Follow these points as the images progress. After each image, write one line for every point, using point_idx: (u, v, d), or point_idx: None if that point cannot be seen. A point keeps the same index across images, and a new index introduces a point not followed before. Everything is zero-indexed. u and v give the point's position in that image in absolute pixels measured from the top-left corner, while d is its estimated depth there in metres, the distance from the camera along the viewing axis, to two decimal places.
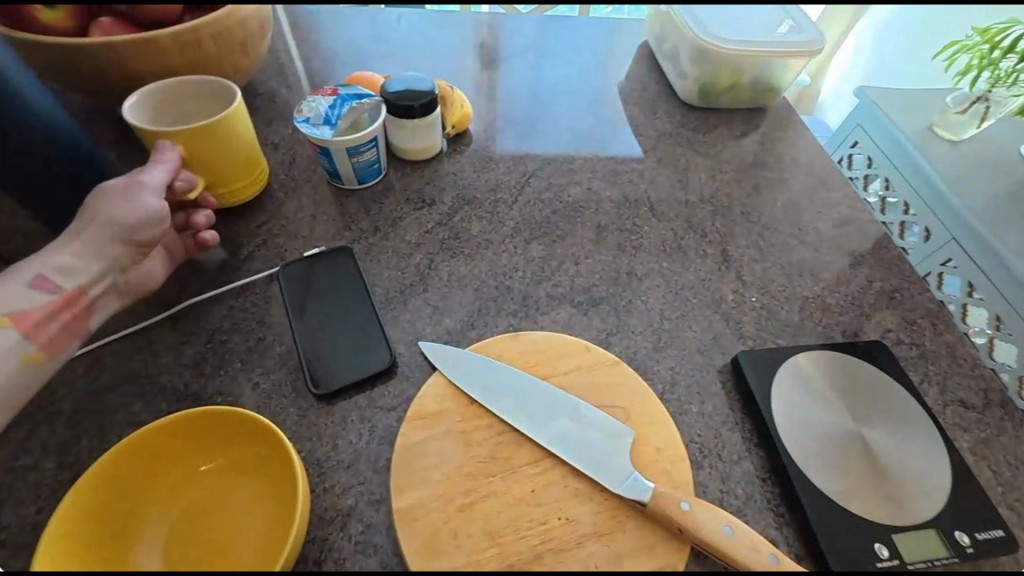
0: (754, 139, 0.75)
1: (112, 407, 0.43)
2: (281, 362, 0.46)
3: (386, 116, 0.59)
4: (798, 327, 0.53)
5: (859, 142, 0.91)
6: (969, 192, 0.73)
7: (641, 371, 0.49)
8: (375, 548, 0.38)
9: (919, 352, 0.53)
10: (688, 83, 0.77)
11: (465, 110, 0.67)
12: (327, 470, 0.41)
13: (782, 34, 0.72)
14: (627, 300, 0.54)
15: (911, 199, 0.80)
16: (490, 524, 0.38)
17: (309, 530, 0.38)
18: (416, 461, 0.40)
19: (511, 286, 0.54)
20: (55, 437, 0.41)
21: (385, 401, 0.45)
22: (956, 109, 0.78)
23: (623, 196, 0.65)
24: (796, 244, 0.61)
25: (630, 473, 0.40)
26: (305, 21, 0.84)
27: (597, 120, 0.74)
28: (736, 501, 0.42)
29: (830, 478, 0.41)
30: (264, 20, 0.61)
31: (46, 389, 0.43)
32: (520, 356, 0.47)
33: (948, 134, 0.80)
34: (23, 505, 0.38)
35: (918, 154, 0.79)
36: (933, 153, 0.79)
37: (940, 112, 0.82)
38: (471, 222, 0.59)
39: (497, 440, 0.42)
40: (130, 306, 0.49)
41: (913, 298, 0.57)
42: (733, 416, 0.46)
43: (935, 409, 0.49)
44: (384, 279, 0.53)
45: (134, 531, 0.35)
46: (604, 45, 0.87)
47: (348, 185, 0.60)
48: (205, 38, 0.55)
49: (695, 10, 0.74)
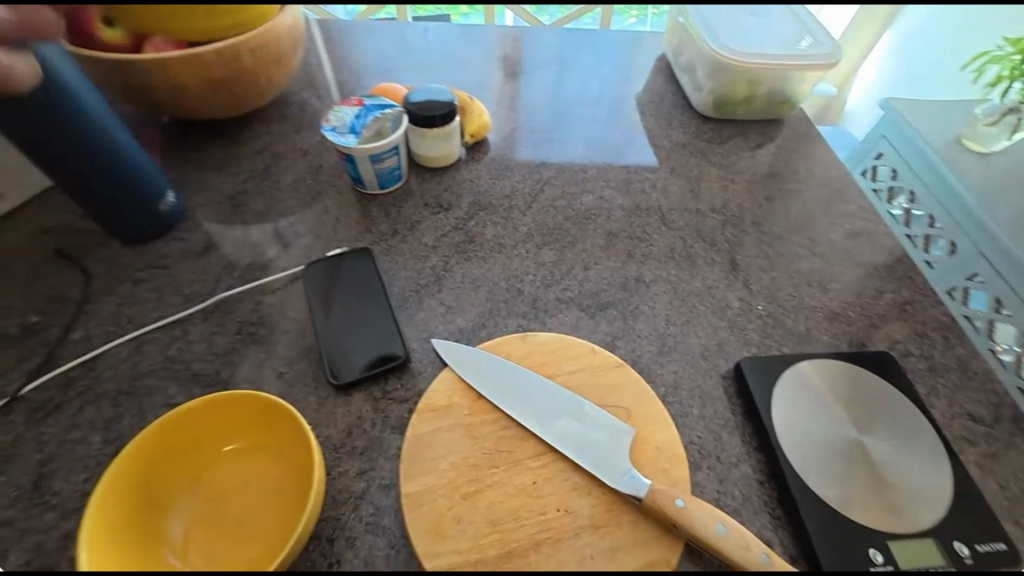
0: (768, 150, 0.76)
1: (150, 389, 0.46)
2: (304, 354, 0.49)
3: (408, 125, 0.62)
4: (804, 336, 0.54)
5: (883, 154, 0.89)
6: (998, 210, 0.71)
7: (645, 373, 0.50)
8: (384, 529, 0.40)
9: (929, 365, 0.53)
10: (703, 94, 0.78)
11: (483, 120, 0.70)
12: (342, 455, 0.44)
13: (798, 47, 0.73)
14: (634, 305, 0.55)
15: (937, 213, 0.77)
16: (492, 512, 0.40)
17: (323, 510, 0.41)
18: (425, 449, 0.42)
19: (521, 289, 0.56)
20: (99, 414, 0.45)
21: (398, 393, 0.47)
22: (986, 121, 0.78)
23: (635, 204, 0.66)
24: (806, 254, 0.62)
25: (628, 470, 0.41)
26: (336, 34, 0.89)
27: (612, 131, 0.77)
28: (732, 503, 0.43)
29: (828, 485, 0.42)
30: (297, 37, 0.66)
31: (91, 370, 0.47)
32: (527, 355, 0.49)
33: (977, 147, 0.80)
34: (71, 474, 0.42)
35: (945, 168, 0.77)
36: (961, 168, 0.78)
37: (969, 124, 0.82)
38: (485, 227, 0.62)
39: (502, 433, 0.44)
40: (169, 298, 0.53)
41: (925, 310, 0.57)
42: (733, 420, 0.47)
43: (942, 421, 0.49)
44: (401, 280, 0.56)
45: (166, 503, 0.38)
46: (622, 58, 0.89)
47: (370, 190, 0.63)
48: (244, 53, 0.60)
49: (711, 24, 0.75)
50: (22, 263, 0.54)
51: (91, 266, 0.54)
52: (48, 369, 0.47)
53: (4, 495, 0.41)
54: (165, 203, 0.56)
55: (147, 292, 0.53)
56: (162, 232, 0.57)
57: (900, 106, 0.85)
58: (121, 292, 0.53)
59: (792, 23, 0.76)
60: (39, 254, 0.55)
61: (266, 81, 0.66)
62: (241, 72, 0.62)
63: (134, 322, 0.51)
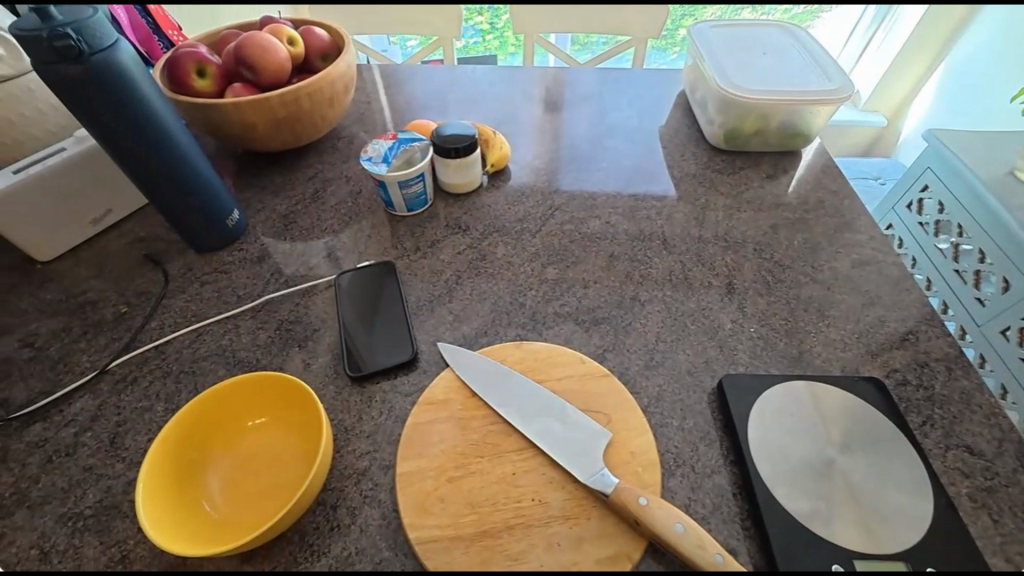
0: (780, 181, 0.78)
1: (205, 370, 0.56)
2: (328, 350, 0.57)
3: (434, 156, 0.71)
4: (795, 359, 0.55)
5: (930, 186, 1.03)
6: None
7: (630, 385, 0.54)
8: (379, 503, 0.46)
9: (926, 395, 0.52)
10: (715, 128, 0.82)
11: (503, 151, 0.78)
12: (351, 437, 0.50)
13: (808, 83, 0.76)
14: (627, 321, 0.59)
15: (989, 248, 0.87)
16: (473, 496, 0.45)
17: (331, 481, 0.47)
18: (421, 436, 0.48)
19: (523, 303, 0.61)
20: (164, 388, 0.55)
21: (404, 387, 0.54)
22: None
23: (639, 230, 0.71)
24: (807, 281, 0.63)
25: (599, 468, 0.45)
26: (387, 79, 1.02)
27: (627, 162, 0.82)
28: (702, 510, 0.45)
29: (797, 498, 0.44)
30: (349, 81, 0.77)
31: (162, 352, 0.58)
32: (521, 360, 0.54)
33: None
34: (139, 434, 0.51)
35: (997, 205, 0.87)
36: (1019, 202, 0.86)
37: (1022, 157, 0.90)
38: (497, 247, 0.68)
39: (490, 427, 0.49)
40: (226, 297, 0.63)
41: (929, 341, 0.57)
42: (711, 433, 0.50)
43: (934, 452, 0.48)
44: (418, 290, 0.63)
45: (206, 461, 0.46)
46: (646, 97, 0.96)
47: (399, 212, 0.72)
48: (303, 97, 0.72)
49: (721, 63, 0.80)
50: (119, 264, 0.67)
51: (170, 269, 0.66)
52: (130, 349, 0.58)
53: (88, 446, 0.50)
54: (231, 220, 0.68)
55: (210, 292, 0.63)
56: (227, 243, 0.69)
57: (942, 141, 1.00)
58: (190, 291, 0.64)
59: (806, 63, 0.80)
60: (133, 258, 0.68)
61: (320, 119, 0.77)
62: (300, 112, 0.73)
63: (198, 316, 0.61)
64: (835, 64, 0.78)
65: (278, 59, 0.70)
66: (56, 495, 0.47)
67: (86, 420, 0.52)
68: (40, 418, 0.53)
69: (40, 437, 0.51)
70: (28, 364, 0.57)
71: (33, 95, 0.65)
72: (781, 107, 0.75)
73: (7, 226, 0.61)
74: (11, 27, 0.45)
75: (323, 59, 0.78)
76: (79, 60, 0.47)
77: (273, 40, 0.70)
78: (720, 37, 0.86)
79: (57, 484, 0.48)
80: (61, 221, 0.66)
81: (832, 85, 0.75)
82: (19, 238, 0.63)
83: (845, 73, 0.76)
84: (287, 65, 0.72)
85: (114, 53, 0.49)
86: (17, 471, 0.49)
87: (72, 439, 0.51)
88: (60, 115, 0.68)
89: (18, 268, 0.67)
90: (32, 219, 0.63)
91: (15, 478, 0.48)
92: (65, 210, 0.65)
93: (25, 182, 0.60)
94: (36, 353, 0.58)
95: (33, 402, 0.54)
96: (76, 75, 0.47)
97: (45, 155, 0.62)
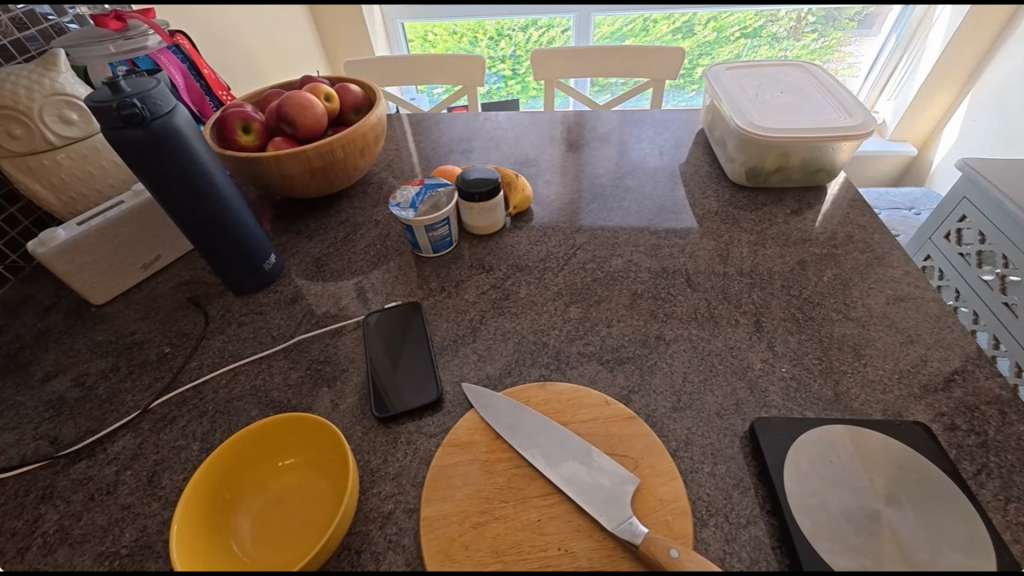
0: (807, 215, 0.77)
1: (238, 411, 0.58)
2: (355, 390, 0.58)
3: (459, 200, 0.74)
4: (831, 401, 0.53)
5: (967, 216, 0.99)
6: None
7: (657, 428, 0.53)
8: (403, 548, 0.46)
9: (980, 441, 0.49)
10: (736, 166, 0.82)
11: (525, 194, 0.80)
12: (377, 479, 0.50)
13: (829, 118, 0.76)
14: (652, 361, 0.59)
15: None
16: (497, 544, 0.44)
17: (356, 524, 0.47)
18: (446, 479, 0.48)
19: (547, 342, 0.62)
20: (200, 427, 0.57)
21: (428, 429, 0.54)
22: None
23: (662, 267, 0.71)
24: (839, 319, 0.61)
25: (627, 517, 0.44)
26: (416, 127, 1.08)
27: (648, 200, 0.83)
28: (738, 565, 0.43)
29: (842, 554, 0.42)
30: (380, 132, 0.82)
31: (199, 392, 0.60)
32: (545, 401, 0.53)
33: None
34: (175, 473, 0.53)
35: None
36: None
37: None
38: (520, 286, 0.70)
39: (514, 471, 0.49)
40: (261, 337, 0.65)
41: (977, 382, 0.54)
42: (745, 480, 0.48)
43: (993, 505, 0.45)
44: (442, 328, 0.65)
45: (237, 501, 0.47)
46: (666, 137, 0.98)
47: (425, 253, 0.74)
48: (337, 148, 0.76)
49: (738, 103, 0.81)
50: (164, 307, 0.71)
51: (210, 311, 0.70)
52: (171, 388, 0.61)
53: (128, 485, 0.52)
54: (267, 263, 0.71)
55: (246, 332, 0.66)
56: (265, 286, 0.72)
57: (978, 169, 0.97)
58: (228, 332, 0.67)
59: (824, 100, 0.80)
60: (177, 301, 0.72)
61: (352, 167, 0.82)
62: (334, 161, 0.78)
63: (234, 356, 0.64)
64: (852, 99, 0.79)
65: (316, 113, 0.75)
66: (95, 534, 0.49)
67: (126, 458, 0.54)
68: (85, 455, 0.55)
69: (84, 475, 0.53)
70: (77, 403, 0.60)
71: (99, 154, 0.72)
72: (803, 143, 0.75)
73: (68, 273, 0.66)
74: (85, 99, 0.50)
75: (356, 112, 0.84)
76: (142, 125, 0.52)
77: (312, 97, 0.76)
78: (735, 79, 0.88)
79: (97, 523, 0.50)
80: (115, 268, 0.71)
81: (852, 119, 0.75)
82: (80, 283, 0.68)
83: (863, 108, 0.76)
84: (324, 119, 0.77)
85: (171, 118, 0.54)
86: (62, 508, 0.51)
87: (113, 477, 0.53)
88: (120, 171, 0.75)
89: (73, 311, 0.71)
90: (90, 266, 0.68)
91: (59, 515, 0.50)
92: (119, 258, 0.71)
93: (88, 233, 0.65)
94: (86, 393, 0.61)
95: (81, 439, 0.57)
96: (144, 139, 0.52)
97: (105, 208, 0.69)
